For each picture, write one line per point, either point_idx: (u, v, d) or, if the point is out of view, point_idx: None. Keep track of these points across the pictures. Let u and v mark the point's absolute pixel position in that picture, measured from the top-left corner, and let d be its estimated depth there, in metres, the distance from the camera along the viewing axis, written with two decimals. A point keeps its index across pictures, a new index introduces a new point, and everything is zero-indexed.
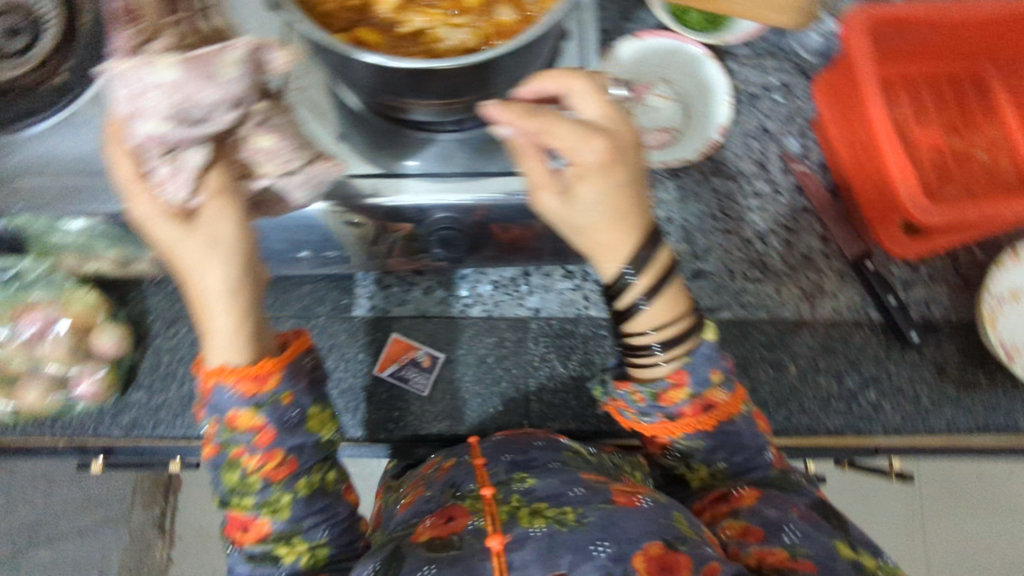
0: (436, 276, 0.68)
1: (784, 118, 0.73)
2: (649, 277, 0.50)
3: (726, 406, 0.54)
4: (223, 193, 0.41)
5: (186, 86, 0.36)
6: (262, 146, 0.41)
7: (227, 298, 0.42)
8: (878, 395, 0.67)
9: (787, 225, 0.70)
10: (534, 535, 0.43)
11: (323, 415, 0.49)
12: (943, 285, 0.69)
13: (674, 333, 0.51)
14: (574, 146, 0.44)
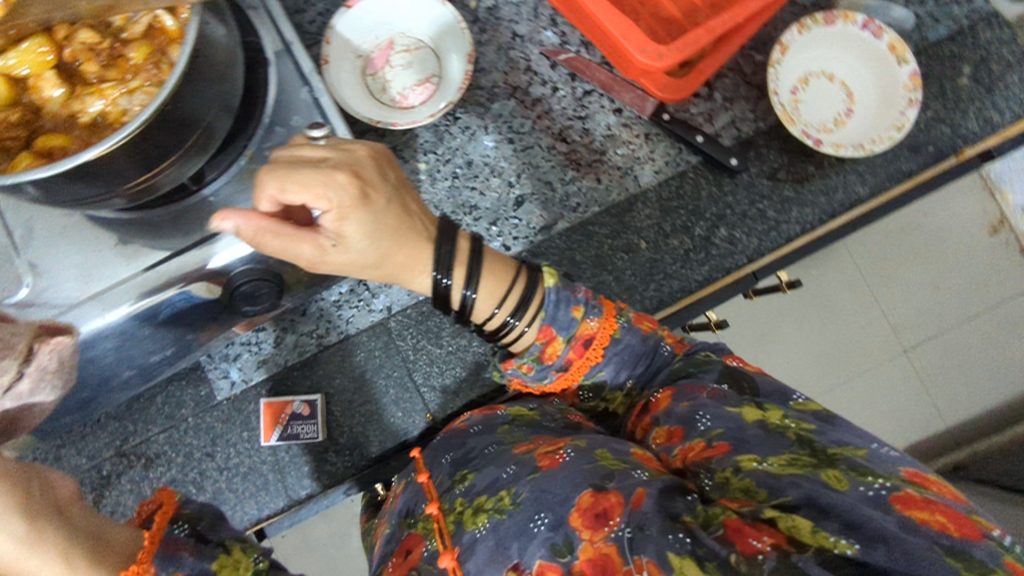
0: (278, 324, 0.66)
1: (530, 15, 0.72)
2: (460, 269, 0.56)
3: (602, 331, 0.58)
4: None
5: None
6: None
7: (28, 546, 0.36)
8: (729, 230, 0.68)
9: (579, 114, 0.70)
10: (480, 536, 0.45)
11: (234, 556, 0.39)
12: (740, 101, 0.71)
13: (513, 300, 0.58)
14: (324, 191, 0.46)
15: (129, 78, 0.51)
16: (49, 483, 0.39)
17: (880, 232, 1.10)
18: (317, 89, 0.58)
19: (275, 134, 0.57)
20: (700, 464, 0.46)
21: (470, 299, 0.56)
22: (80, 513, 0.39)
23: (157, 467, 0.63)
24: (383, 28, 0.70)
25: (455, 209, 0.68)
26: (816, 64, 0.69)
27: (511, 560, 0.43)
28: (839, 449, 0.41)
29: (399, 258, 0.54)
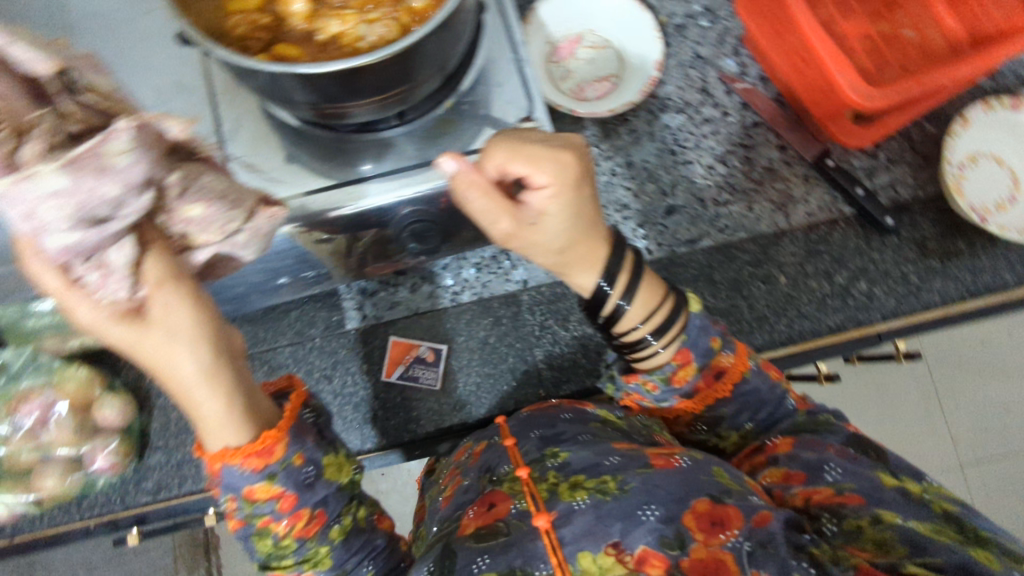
0: (419, 272, 0.68)
1: (715, 41, 0.74)
2: (622, 276, 0.49)
3: (734, 368, 0.51)
4: (164, 283, 0.38)
5: (81, 190, 0.33)
6: (193, 216, 0.39)
7: (208, 381, 0.39)
8: (868, 284, 0.69)
9: (743, 142, 0.72)
10: (579, 508, 0.38)
11: (339, 461, 0.47)
12: (904, 165, 0.71)
13: (658, 320, 0.49)
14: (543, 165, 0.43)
15: (368, 10, 0.54)
16: (229, 330, 0.42)
17: (963, 336, 1.07)
18: (522, 59, 0.60)
19: (475, 91, 0.59)
20: (826, 508, 0.40)
21: (619, 308, 0.49)
22: (242, 367, 0.42)
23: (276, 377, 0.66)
24: (578, 21, 0.72)
25: (606, 204, 0.70)
26: (990, 147, 0.69)
27: (610, 540, 0.36)
28: (988, 532, 0.37)
29: (580, 252, 0.48)
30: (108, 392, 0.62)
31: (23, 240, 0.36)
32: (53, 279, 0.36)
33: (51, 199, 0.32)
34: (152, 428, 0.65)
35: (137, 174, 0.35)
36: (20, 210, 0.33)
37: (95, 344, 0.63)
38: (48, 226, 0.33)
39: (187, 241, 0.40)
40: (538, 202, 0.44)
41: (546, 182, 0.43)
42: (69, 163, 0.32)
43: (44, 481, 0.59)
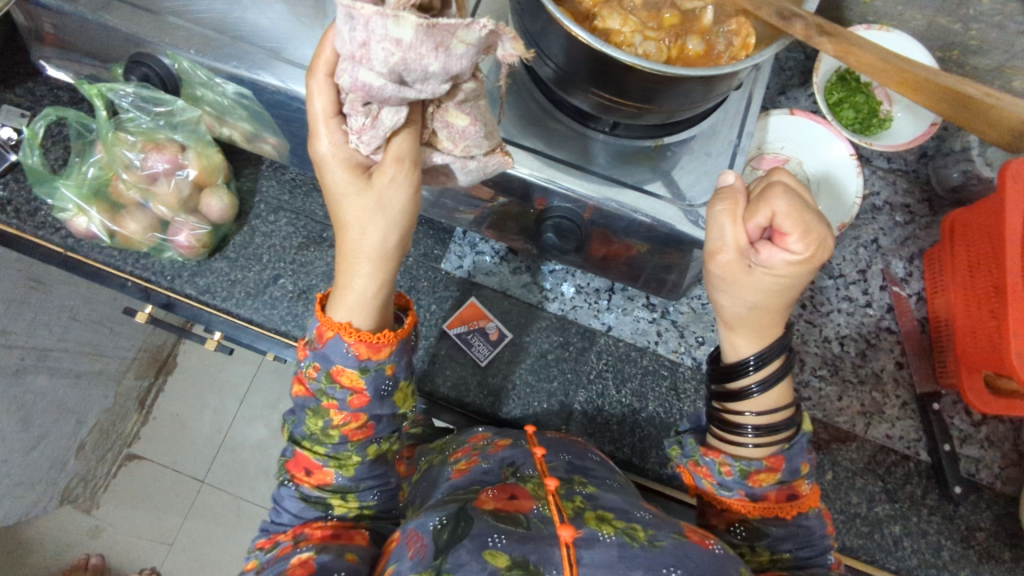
0: (528, 260, 0.70)
1: (898, 239, 0.74)
2: (772, 365, 0.51)
3: (806, 499, 0.53)
4: (403, 164, 0.38)
5: (417, 55, 0.31)
6: (456, 125, 0.40)
7: (376, 263, 0.42)
8: (902, 531, 0.66)
9: (869, 338, 0.71)
10: (603, 539, 0.42)
11: (409, 392, 0.49)
12: (999, 451, 0.69)
13: (772, 419, 0.52)
14: (812, 236, 0.45)
15: (650, 26, 0.57)
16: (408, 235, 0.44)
17: None
18: (740, 146, 0.61)
19: (683, 146, 0.61)
20: None
21: (750, 391, 0.51)
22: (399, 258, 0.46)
23: None
24: (794, 147, 0.73)
25: None
26: None
27: None
28: None
29: (765, 318, 0.50)
30: (224, 188, 0.65)
31: (323, 57, 0.36)
32: (323, 103, 0.37)
33: (387, 42, 0.31)
34: (234, 239, 0.67)
35: (459, 67, 0.33)
36: (357, 34, 0.31)
37: (238, 142, 0.66)
38: (368, 62, 0.32)
39: (433, 139, 0.42)
40: (775, 259, 0.46)
41: (796, 250, 0.45)
42: (428, 26, 0.31)
43: (128, 224, 0.62)
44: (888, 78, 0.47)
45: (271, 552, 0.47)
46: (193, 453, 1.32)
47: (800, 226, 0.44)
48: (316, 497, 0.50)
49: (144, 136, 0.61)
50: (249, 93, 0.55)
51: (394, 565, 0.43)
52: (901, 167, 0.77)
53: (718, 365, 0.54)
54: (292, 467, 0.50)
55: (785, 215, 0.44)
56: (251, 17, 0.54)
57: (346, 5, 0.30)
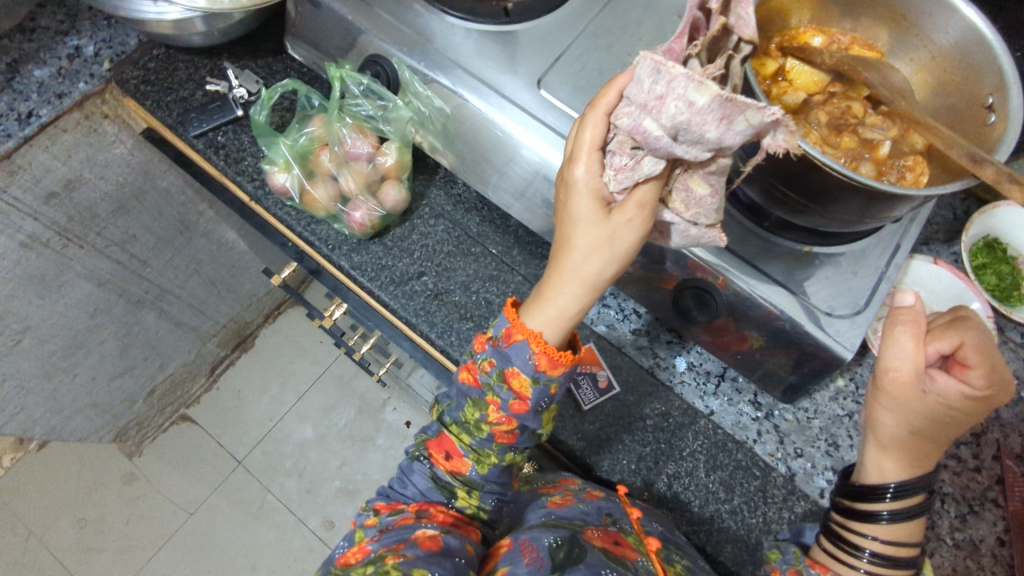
0: (649, 326, 0.73)
1: (1021, 413, 0.72)
2: (911, 498, 0.53)
3: None
4: (643, 208, 0.46)
5: (703, 118, 0.39)
6: (695, 192, 0.47)
7: (585, 288, 0.50)
8: None
9: (971, 504, 0.68)
10: None
11: (553, 415, 0.56)
12: None
13: (895, 551, 0.53)
14: (994, 374, 0.50)
15: (829, 144, 0.62)
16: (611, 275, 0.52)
17: None
18: (888, 274, 0.63)
19: (833, 259, 0.63)
20: None
21: (881, 514, 0.53)
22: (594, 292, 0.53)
23: (492, 284, 0.72)
24: (929, 296, 0.74)
25: (823, 429, 0.69)
26: None
27: None
28: None
29: (927, 448, 0.53)
30: (404, 183, 0.72)
31: (606, 99, 0.44)
32: (593, 135, 0.46)
33: (683, 101, 0.39)
34: (394, 230, 0.73)
35: (732, 139, 0.40)
36: (657, 87, 0.39)
37: (425, 149, 0.73)
38: (657, 113, 0.40)
39: (668, 198, 0.49)
40: (950, 388, 0.51)
41: (976, 385, 0.50)
42: (727, 99, 0.37)
43: (318, 189, 0.71)
44: None
45: (392, 517, 0.57)
46: (245, 430, 1.42)
47: (987, 364, 0.50)
48: (445, 481, 0.60)
49: (358, 122, 0.71)
50: (449, 110, 0.65)
51: (508, 566, 0.53)
52: None
53: (853, 483, 0.57)
54: (433, 448, 0.61)
55: (972, 349, 0.50)
56: (488, 51, 0.63)
57: (658, 63, 0.39)
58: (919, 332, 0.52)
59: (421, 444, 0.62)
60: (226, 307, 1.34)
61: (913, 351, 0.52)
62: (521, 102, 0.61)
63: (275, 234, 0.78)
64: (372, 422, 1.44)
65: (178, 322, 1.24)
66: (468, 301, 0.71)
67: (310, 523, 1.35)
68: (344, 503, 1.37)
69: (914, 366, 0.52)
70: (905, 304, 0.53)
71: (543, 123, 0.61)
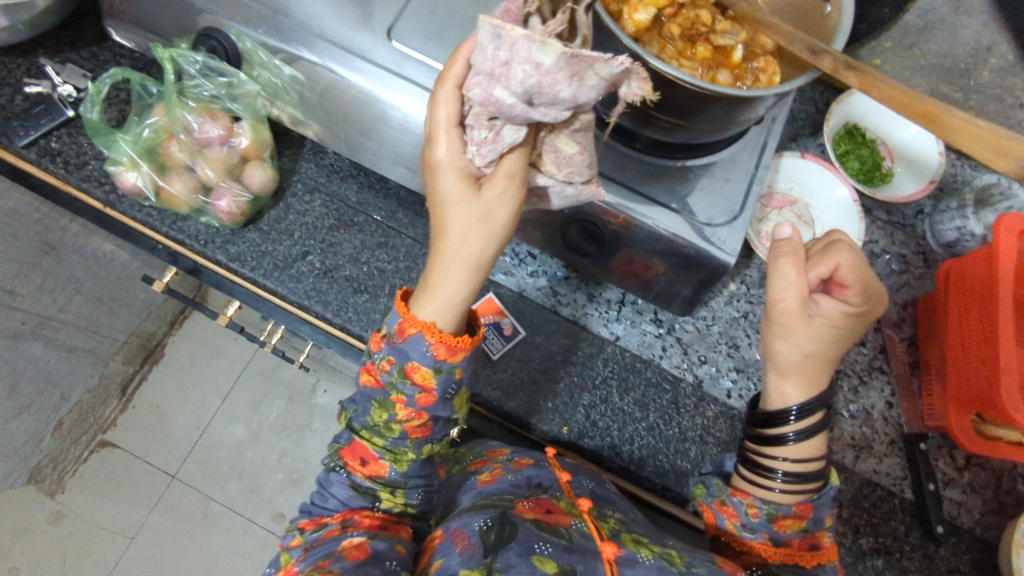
0: (545, 265, 0.74)
1: (893, 285, 0.78)
2: (812, 415, 0.57)
3: (826, 551, 0.58)
4: (513, 178, 0.46)
5: (552, 79, 0.37)
6: (564, 151, 0.46)
7: (468, 270, 0.49)
8: (884, 566, 0.68)
9: (861, 376, 0.74)
10: (643, 561, 0.49)
11: (463, 400, 0.57)
12: (979, 498, 0.71)
13: (804, 467, 0.57)
14: (869, 288, 0.54)
15: (685, 55, 0.62)
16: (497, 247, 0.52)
17: None
18: (758, 176, 0.65)
19: (703, 174, 0.65)
20: None
21: (788, 437, 0.57)
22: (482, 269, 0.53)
23: (381, 251, 0.70)
24: (801, 189, 0.78)
25: (721, 333, 0.73)
26: None
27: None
28: None
29: (820, 367, 0.57)
30: (268, 162, 0.68)
31: (453, 73, 0.42)
32: (447, 112, 0.43)
33: (529, 64, 0.36)
34: (269, 213, 0.70)
35: (586, 97, 0.39)
36: (501, 53, 0.37)
37: (286, 123, 0.69)
38: (505, 81, 0.38)
39: (539, 162, 0.48)
40: (833, 309, 0.55)
41: (853, 302, 0.55)
42: (571, 55, 0.36)
43: (174, 184, 0.66)
44: (906, 109, 0.49)
45: (318, 533, 0.55)
46: (173, 441, 1.36)
47: (861, 280, 0.54)
48: (366, 487, 0.58)
49: (203, 104, 0.66)
50: (303, 77, 0.60)
51: (442, 559, 0.49)
52: (899, 220, 0.81)
53: (760, 411, 0.60)
54: (347, 455, 0.59)
55: (848, 268, 0.54)
56: (326, 8, 0.59)
57: (497, 27, 0.36)
58: (799, 262, 0.55)
59: (336, 453, 0.60)
60: (122, 324, 1.26)
61: (796, 280, 0.55)
62: (373, 57, 0.58)
63: (141, 239, 0.73)
64: (305, 409, 1.42)
65: (69, 348, 1.14)
66: (360, 274, 0.69)
67: (261, 520, 1.34)
68: (291, 493, 1.37)
69: (799, 295, 0.55)
70: (784, 237, 0.57)
71: (402, 76, 0.58)
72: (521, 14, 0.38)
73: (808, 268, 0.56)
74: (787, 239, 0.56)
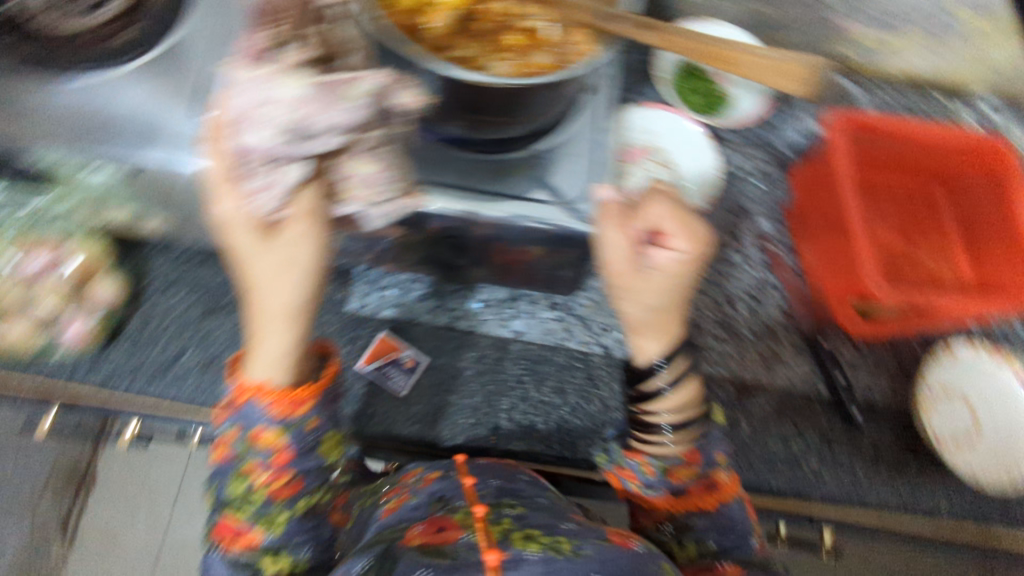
0: (429, 285, 0.72)
1: (762, 201, 0.81)
2: (676, 364, 0.60)
3: (726, 487, 0.61)
4: (309, 217, 0.48)
5: (309, 108, 0.42)
6: (363, 173, 0.46)
7: (287, 320, 0.50)
8: (818, 463, 0.73)
9: (754, 295, 0.78)
10: (530, 558, 0.38)
11: (335, 442, 0.56)
12: (885, 373, 0.75)
13: (682, 415, 0.60)
14: (689, 234, 0.58)
15: (498, 51, 0.59)
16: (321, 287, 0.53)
17: None
18: None
19: None
20: None
21: (662, 390, 0.60)
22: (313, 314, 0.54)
23: None
24: (655, 136, 0.79)
25: None
26: (960, 381, 0.70)
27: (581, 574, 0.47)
28: None
29: (666, 316, 0.60)
30: (113, 272, 0.65)
31: (218, 133, 0.47)
32: (222, 172, 0.47)
33: (277, 103, 0.42)
34: (130, 324, 0.66)
35: (354, 118, 0.43)
36: (255, 97, 0.43)
37: (122, 227, 0.64)
38: (264, 122, 0.43)
39: (334, 193, 0.48)
40: (665, 258, 0.58)
41: (680, 249, 0.58)
42: (318, 84, 0.42)
43: (12, 327, 0.61)
44: (701, 55, 0.57)
45: None
46: None
47: (685, 230, 0.58)
48: (246, 560, 0.54)
49: (19, 237, 0.61)
50: (118, 177, 0.57)
51: None
52: (753, 137, 0.83)
53: (631, 369, 0.63)
54: (219, 533, 0.55)
55: (669, 218, 0.58)
56: (112, 98, 0.54)
57: (251, 77, 0.43)
58: (622, 221, 0.56)
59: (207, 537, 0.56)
60: None
61: (624, 238, 0.56)
62: (177, 139, 0.54)
63: None
64: None
65: None
66: None
67: None
68: None
69: (629, 253, 0.57)
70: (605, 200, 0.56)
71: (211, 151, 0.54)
72: (264, 49, 0.44)
73: (634, 225, 0.57)
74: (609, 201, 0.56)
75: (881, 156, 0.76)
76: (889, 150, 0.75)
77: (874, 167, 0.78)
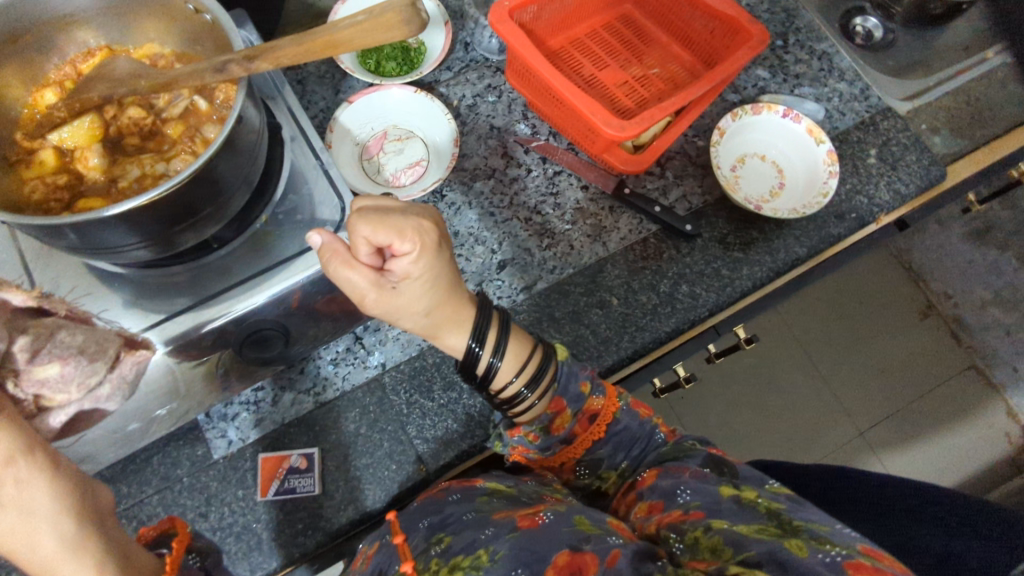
0: (276, 382, 0.70)
1: (504, 111, 0.83)
2: (493, 340, 0.61)
3: (605, 409, 0.63)
4: (17, 459, 0.41)
5: None
6: (49, 376, 0.47)
7: (71, 553, 0.41)
8: (690, 286, 0.76)
9: (550, 190, 0.80)
10: None
11: None
12: (690, 180, 0.81)
13: (529, 373, 0.62)
14: (411, 229, 0.53)
15: (166, 151, 0.57)
16: (98, 493, 0.45)
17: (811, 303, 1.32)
18: (325, 161, 0.63)
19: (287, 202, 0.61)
20: (672, 525, 0.50)
21: (494, 365, 0.61)
22: (114, 525, 0.45)
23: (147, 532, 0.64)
24: (380, 121, 0.79)
25: None
26: (752, 147, 0.81)
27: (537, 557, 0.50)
28: (803, 522, 0.46)
29: (448, 311, 0.59)
30: None
31: None
32: None
33: None
34: None
35: None
36: None
37: None
38: None
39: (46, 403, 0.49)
40: (404, 267, 0.53)
41: (409, 249, 0.53)
42: None
43: None
44: (310, 48, 0.50)
45: None
46: None
47: (396, 229, 0.52)
48: None
49: None
50: None
51: None
52: (462, 65, 0.85)
53: (463, 365, 0.63)
54: None
55: (375, 227, 0.51)
56: None
57: None
58: (346, 257, 0.52)
59: None
60: None
61: (357, 275, 0.52)
62: None
63: None
64: None
65: None
66: None
67: None
68: None
69: (370, 283, 0.53)
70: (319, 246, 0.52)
71: None
72: None
73: (357, 253, 0.53)
74: (323, 245, 0.52)
75: (563, 12, 0.80)
76: (563, 5, 0.79)
77: (564, 24, 0.82)
